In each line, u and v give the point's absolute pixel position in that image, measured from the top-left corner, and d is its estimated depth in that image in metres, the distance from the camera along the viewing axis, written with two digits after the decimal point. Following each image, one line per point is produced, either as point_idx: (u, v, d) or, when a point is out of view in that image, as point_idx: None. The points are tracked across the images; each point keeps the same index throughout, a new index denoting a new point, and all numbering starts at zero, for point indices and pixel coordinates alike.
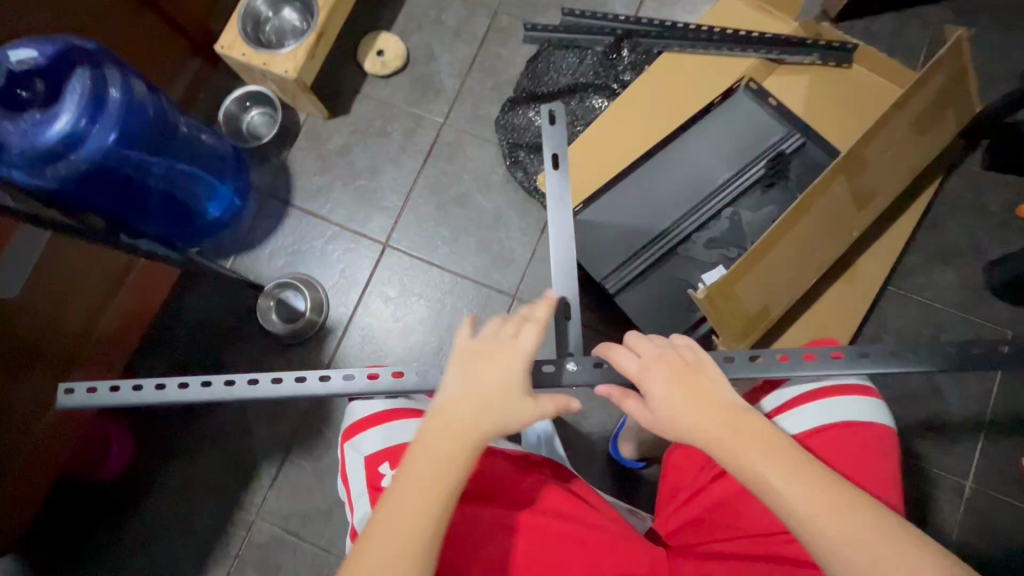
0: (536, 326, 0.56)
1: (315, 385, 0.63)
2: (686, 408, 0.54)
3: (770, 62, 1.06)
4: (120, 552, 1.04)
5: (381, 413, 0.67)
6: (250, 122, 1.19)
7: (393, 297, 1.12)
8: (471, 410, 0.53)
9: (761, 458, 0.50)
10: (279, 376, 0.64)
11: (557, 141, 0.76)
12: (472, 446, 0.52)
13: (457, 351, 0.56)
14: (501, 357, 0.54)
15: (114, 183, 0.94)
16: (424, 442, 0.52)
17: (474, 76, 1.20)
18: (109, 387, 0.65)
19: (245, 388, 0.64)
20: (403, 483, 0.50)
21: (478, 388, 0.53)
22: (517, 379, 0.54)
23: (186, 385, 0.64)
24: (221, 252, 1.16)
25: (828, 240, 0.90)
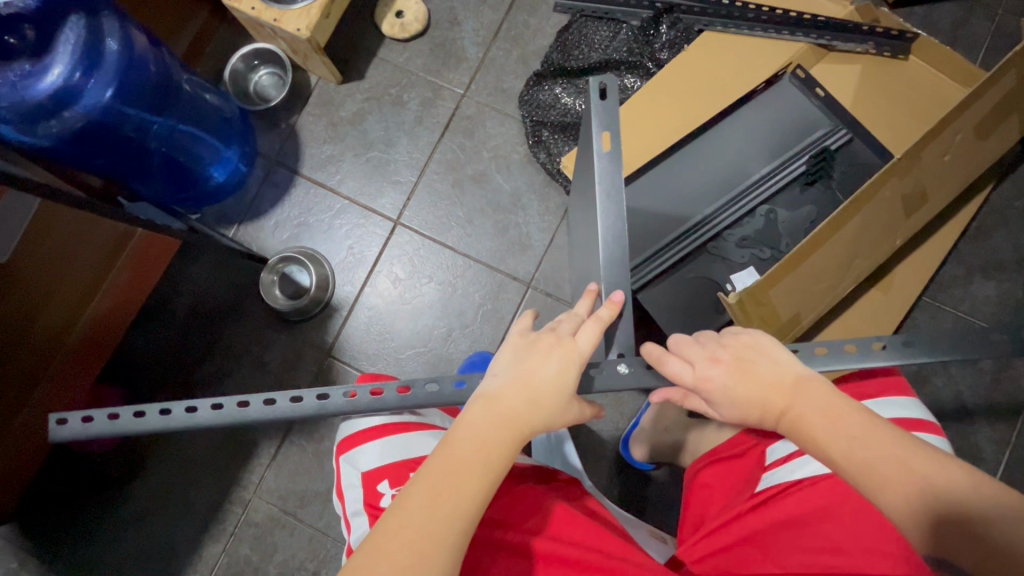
0: (596, 326, 0.55)
1: (338, 402, 0.59)
2: (747, 400, 0.52)
3: (819, 47, 0.99)
4: (116, 524, 1.03)
5: (382, 427, 0.64)
6: (258, 82, 1.12)
7: (402, 277, 1.08)
8: (522, 401, 0.50)
9: (825, 428, 0.48)
10: (299, 395, 0.59)
11: (607, 119, 0.68)
12: (516, 437, 0.50)
13: (513, 340, 0.55)
14: (558, 352, 0.52)
15: (113, 142, 0.88)
16: (469, 423, 0.50)
17: (498, 46, 1.12)
18: (108, 415, 0.60)
19: (260, 410, 0.59)
20: (444, 455, 0.48)
21: (531, 380, 0.51)
22: (571, 377, 0.52)
23: (195, 410, 0.59)
24: (224, 220, 1.10)
25: (871, 247, 0.85)
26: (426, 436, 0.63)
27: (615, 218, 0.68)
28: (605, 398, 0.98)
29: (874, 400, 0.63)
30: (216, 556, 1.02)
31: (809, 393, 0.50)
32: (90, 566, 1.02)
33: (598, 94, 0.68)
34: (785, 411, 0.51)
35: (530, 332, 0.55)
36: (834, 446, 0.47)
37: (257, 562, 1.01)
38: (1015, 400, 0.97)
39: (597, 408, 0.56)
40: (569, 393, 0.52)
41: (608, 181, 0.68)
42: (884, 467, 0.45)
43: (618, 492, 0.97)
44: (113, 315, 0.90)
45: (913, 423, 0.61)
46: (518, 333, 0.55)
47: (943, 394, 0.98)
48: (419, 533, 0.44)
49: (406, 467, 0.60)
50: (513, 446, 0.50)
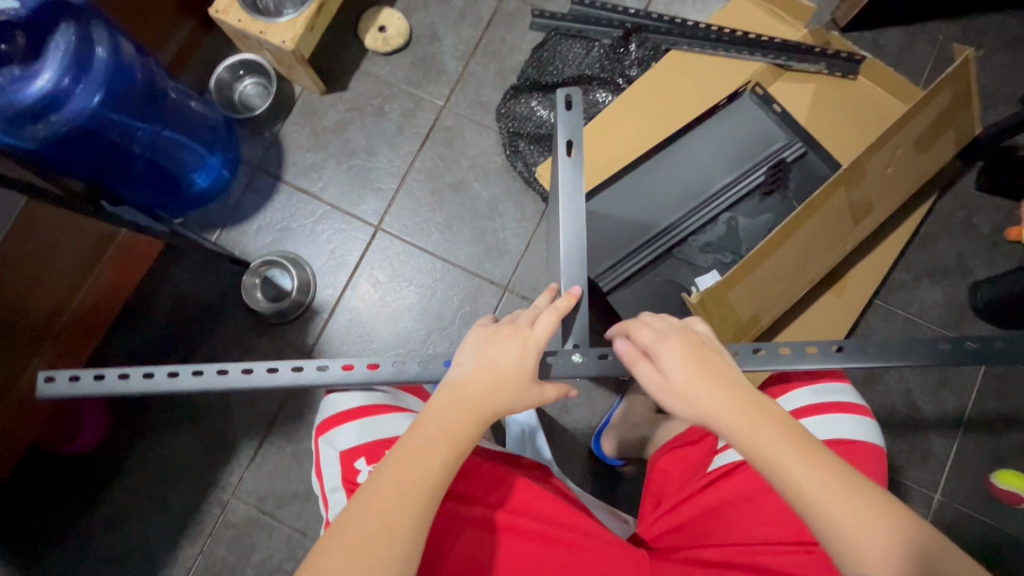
0: (553, 314, 0.58)
1: (312, 374, 0.64)
2: (699, 380, 0.52)
3: (776, 67, 1.06)
4: (90, 528, 1.02)
5: (362, 407, 0.67)
6: (242, 91, 1.14)
7: (383, 281, 1.11)
8: (485, 385, 0.54)
9: (773, 445, 0.49)
10: (274, 366, 0.64)
11: (573, 128, 0.73)
12: (479, 419, 0.53)
13: (476, 330, 0.58)
14: (515, 341, 0.56)
15: (97, 147, 0.90)
16: (433, 413, 0.53)
17: (477, 60, 1.17)
18: (92, 375, 0.65)
19: (239, 377, 0.64)
20: (414, 438, 0.51)
21: (492, 365, 0.55)
22: (529, 363, 0.56)
23: (176, 374, 0.64)
24: (207, 226, 1.12)
25: (823, 252, 0.91)
26: (402, 417, 0.66)
27: (575, 219, 0.73)
28: (578, 396, 1.02)
29: (814, 387, 0.69)
30: (192, 558, 1.02)
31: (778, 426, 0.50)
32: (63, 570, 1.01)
33: (563, 105, 0.73)
34: (748, 423, 0.50)
35: (492, 325, 0.58)
36: (804, 486, 0.48)
37: (234, 563, 1.02)
38: (961, 396, 1.03)
39: (569, 385, 0.59)
40: (529, 376, 0.55)
41: (572, 186, 0.73)
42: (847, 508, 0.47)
43: (591, 487, 1.00)
44: (99, 313, 0.91)
45: (847, 405, 0.67)
46: (481, 325, 0.59)
47: (895, 392, 1.04)
48: (388, 510, 0.47)
49: (382, 445, 0.63)
50: (476, 427, 0.53)
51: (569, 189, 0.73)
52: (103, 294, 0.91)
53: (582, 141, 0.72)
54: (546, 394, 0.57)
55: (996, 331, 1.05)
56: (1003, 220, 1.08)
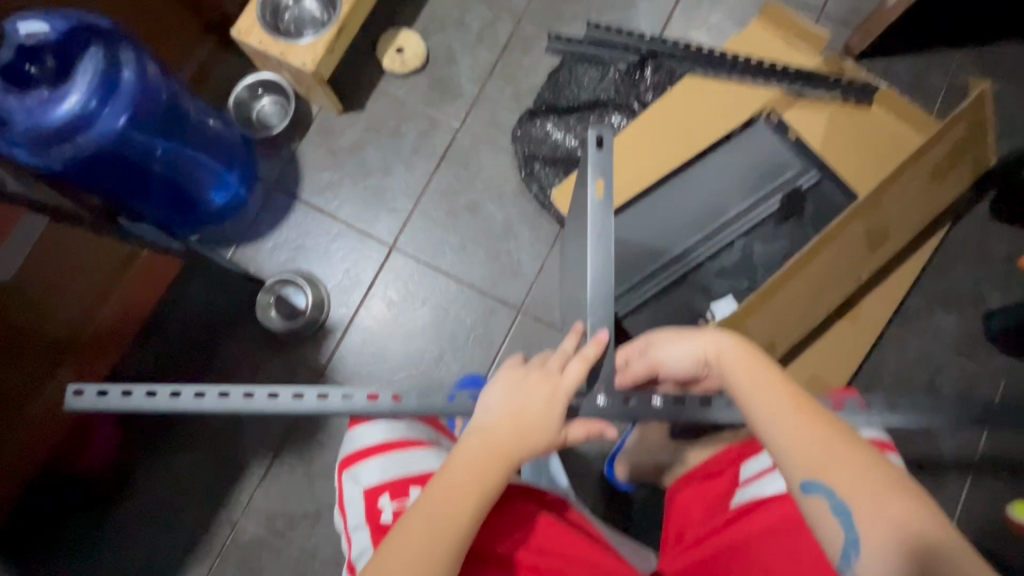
0: (582, 362, 0.58)
1: (336, 403, 0.63)
2: (698, 346, 0.62)
3: (791, 94, 1.07)
4: (97, 548, 1.02)
5: (385, 442, 0.67)
6: (260, 109, 1.15)
7: (397, 300, 1.11)
8: (513, 433, 0.55)
9: (765, 389, 0.56)
10: (301, 392, 0.64)
11: (603, 167, 0.70)
12: (506, 467, 0.54)
13: (506, 372, 0.59)
14: (545, 387, 0.57)
15: (118, 166, 0.91)
16: (464, 457, 0.54)
17: (493, 82, 1.18)
18: (120, 391, 0.64)
19: (264, 403, 0.63)
20: (444, 484, 0.53)
21: (521, 411, 0.55)
22: (557, 411, 0.56)
23: (203, 395, 0.64)
24: (222, 242, 1.13)
25: (839, 281, 0.91)
26: (425, 453, 0.66)
27: (603, 258, 0.69)
28: None
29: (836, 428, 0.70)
30: None
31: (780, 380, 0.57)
32: None
33: (594, 145, 0.70)
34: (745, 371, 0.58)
35: (523, 368, 0.59)
36: (780, 432, 0.53)
37: None
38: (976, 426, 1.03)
39: (603, 425, 0.62)
40: (556, 424, 0.56)
41: (601, 224, 0.70)
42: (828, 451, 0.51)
43: (603, 513, 0.99)
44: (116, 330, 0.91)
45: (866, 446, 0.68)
46: (510, 367, 0.59)
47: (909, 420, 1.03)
48: (420, 555, 0.49)
49: (406, 483, 0.63)
50: (506, 473, 0.54)
51: (595, 235, 0.69)
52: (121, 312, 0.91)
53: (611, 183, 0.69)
54: (574, 434, 0.59)
55: (1009, 360, 1.05)
56: (1017, 249, 1.08)
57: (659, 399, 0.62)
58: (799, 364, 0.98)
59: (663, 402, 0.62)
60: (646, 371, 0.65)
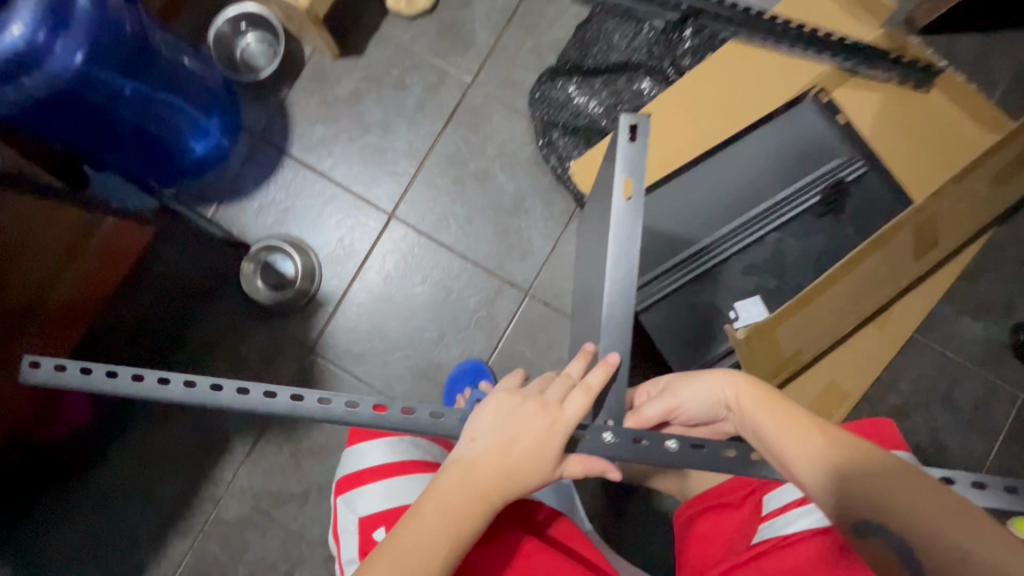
0: (584, 395, 0.51)
1: (312, 407, 0.53)
2: (711, 388, 0.57)
3: (844, 71, 0.95)
4: (72, 516, 0.97)
5: (385, 465, 0.66)
6: (245, 48, 1.01)
7: (394, 275, 1.02)
8: (499, 470, 0.49)
9: (781, 424, 0.51)
10: (274, 390, 0.53)
11: (633, 165, 0.60)
12: (488, 506, 0.49)
13: (497, 397, 0.52)
14: (542, 422, 0.50)
15: (77, 109, 0.77)
16: (442, 492, 0.49)
17: (511, 33, 1.05)
18: (80, 368, 0.54)
19: (233, 397, 0.53)
20: (414, 516, 0.48)
21: (511, 445, 0.49)
22: (554, 446, 0.50)
23: (167, 381, 0.53)
24: (202, 198, 1.02)
25: (880, 288, 0.84)
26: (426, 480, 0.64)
27: (626, 271, 0.61)
28: None
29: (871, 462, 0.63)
30: (182, 552, 0.98)
31: (789, 414, 0.52)
32: (46, 557, 0.96)
33: (625, 134, 0.60)
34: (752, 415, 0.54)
35: (519, 394, 0.52)
36: (807, 469, 0.49)
37: (226, 560, 0.98)
38: (988, 439, 1.00)
39: (607, 465, 0.53)
40: (551, 462, 0.50)
41: (626, 230, 0.61)
42: (859, 494, 0.47)
43: (602, 508, 0.97)
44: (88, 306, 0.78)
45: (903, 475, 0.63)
46: (504, 391, 0.53)
47: (922, 430, 1.00)
48: None
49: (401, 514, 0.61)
50: (486, 515, 0.49)
51: (617, 239, 0.61)
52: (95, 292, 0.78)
53: (643, 180, 0.60)
54: (570, 472, 0.52)
55: None
56: None
57: (673, 441, 0.54)
58: (821, 369, 0.92)
59: (679, 445, 0.54)
60: (661, 414, 0.60)
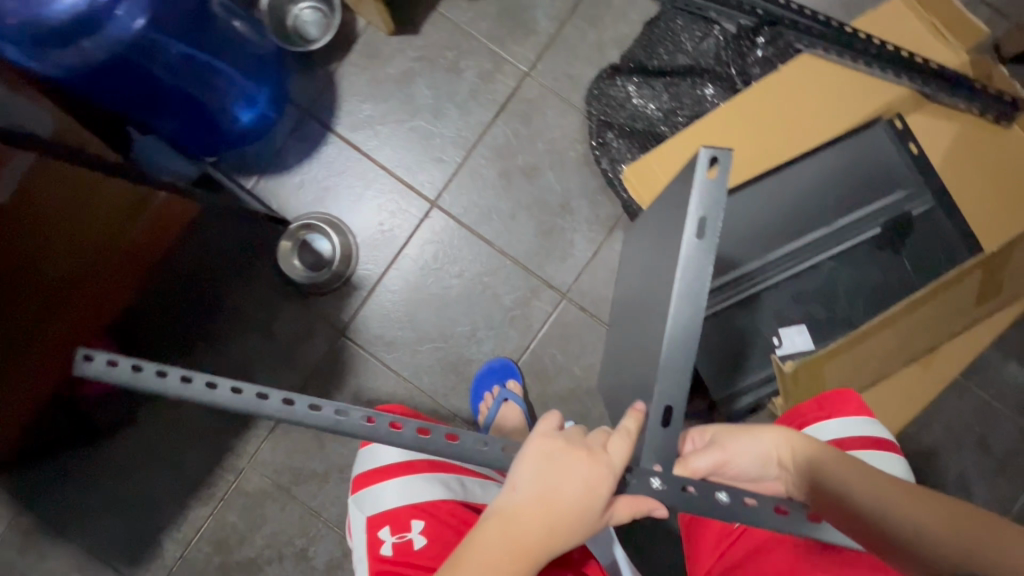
0: (625, 438, 0.48)
1: (358, 424, 0.48)
2: (763, 440, 0.56)
3: (921, 96, 0.91)
4: (100, 475, 0.99)
5: (392, 465, 0.66)
6: (298, 16, 0.98)
7: (432, 265, 1.00)
8: (541, 525, 0.45)
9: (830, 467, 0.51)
10: (319, 403, 0.49)
11: (710, 203, 0.54)
12: (531, 565, 0.45)
13: (535, 442, 0.47)
14: (590, 474, 0.46)
15: (132, 79, 0.75)
16: (479, 549, 0.45)
17: (574, 24, 1.00)
18: (131, 364, 0.50)
19: (278, 408, 0.48)
20: (452, 573, 0.45)
21: (553, 500, 0.45)
22: (599, 500, 0.46)
23: (215, 385, 0.49)
24: (244, 169, 1.00)
25: (936, 331, 0.82)
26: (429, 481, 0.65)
27: (686, 318, 0.55)
28: None
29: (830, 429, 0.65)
30: (202, 518, 1.00)
31: (823, 448, 0.53)
32: (74, 508, 0.99)
33: (705, 165, 0.54)
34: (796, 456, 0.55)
35: (561, 437, 0.47)
36: (862, 508, 0.47)
37: (244, 531, 0.99)
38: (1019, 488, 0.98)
39: (654, 503, 0.49)
40: (596, 516, 0.46)
41: (692, 273, 0.55)
42: (899, 520, 0.45)
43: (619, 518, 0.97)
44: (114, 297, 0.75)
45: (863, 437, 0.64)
46: (543, 433, 0.48)
47: (952, 474, 0.98)
48: None
49: (404, 515, 0.63)
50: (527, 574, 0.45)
51: (682, 280, 0.55)
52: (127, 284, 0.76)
53: (719, 220, 0.54)
54: (616, 518, 0.48)
55: None
56: None
57: (724, 493, 0.49)
58: None
59: (732, 497, 0.49)
60: (711, 467, 0.55)
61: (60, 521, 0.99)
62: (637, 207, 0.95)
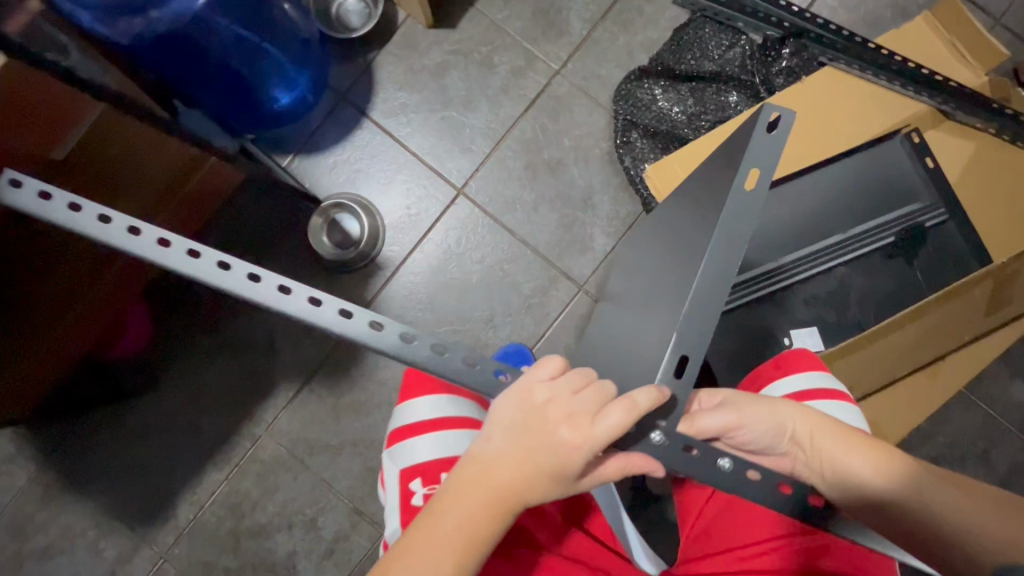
0: (622, 413, 0.45)
1: (421, 351, 0.48)
2: (777, 412, 0.57)
3: (940, 113, 0.94)
4: (121, 433, 1.03)
5: (431, 420, 0.68)
6: (342, 6, 1.02)
7: (455, 250, 1.03)
8: (516, 475, 0.47)
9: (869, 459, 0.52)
10: (382, 323, 0.47)
11: (763, 160, 0.51)
12: (504, 510, 0.47)
13: (520, 393, 0.48)
14: (572, 434, 0.46)
15: (188, 51, 0.80)
16: (458, 491, 0.48)
17: (606, 26, 1.04)
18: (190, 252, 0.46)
19: (339, 321, 0.46)
20: (433, 508, 0.48)
21: (531, 455, 0.47)
22: (580, 460, 0.46)
23: (281, 288, 0.46)
24: (280, 148, 1.04)
25: (947, 338, 0.83)
26: (463, 436, 0.67)
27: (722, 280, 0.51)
28: None
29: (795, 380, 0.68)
30: (217, 483, 1.02)
31: (842, 433, 0.55)
32: (94, 465, 1.02)
33: (765, 124, 0.50)
34: (816, 437, 0.55)
35: (549, 391, 0.48)
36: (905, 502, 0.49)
37: (256, 498, 1.02)
38: None
39: (650, 465, 0.49)
40: (573, 475, 0.47)
41: (734, 231, 0.51)
42: (943, 514, 0.48)
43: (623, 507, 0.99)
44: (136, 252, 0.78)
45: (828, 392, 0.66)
46: (535, 385, 0.48)
47: None
48: None
49: (439, 467, 0.65)
50: (503, 522, 0.48)
51: (721, 237, 0.51)
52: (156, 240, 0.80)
53: (773, 176, 0.50)
54: (605, 472, 0.48)
55: None
56: None
57: (727, 460, 0.49)
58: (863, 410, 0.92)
59: (735, 464, 0.49)
60: (719, 428, 0.56)
61: (79, 477, 1.02)
62: (654, 203, 0.98)
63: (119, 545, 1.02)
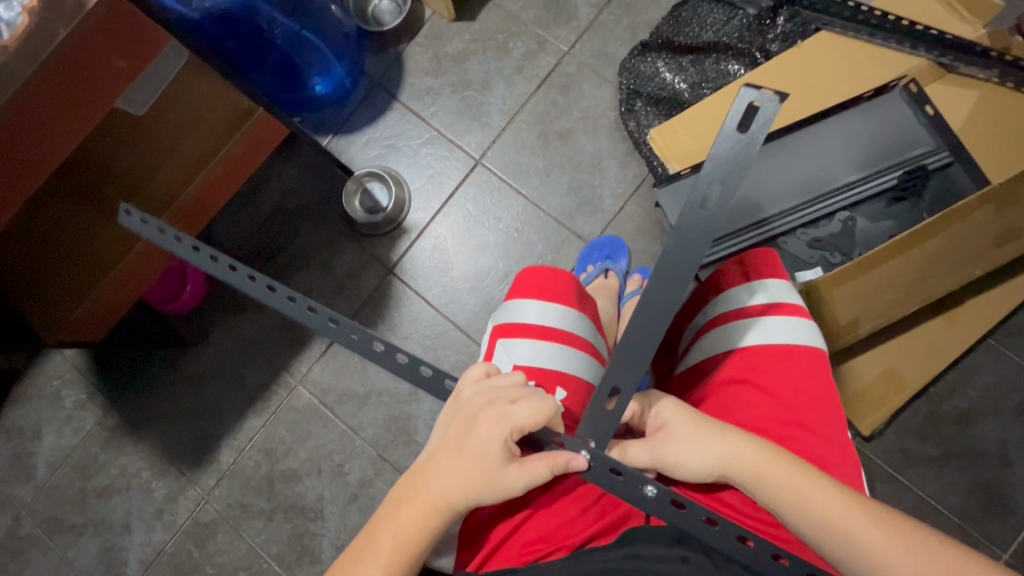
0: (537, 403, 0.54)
1: (357, 342, 0.59)
2: (715, 439, 0.57)
3: (939, 66, 0.95)
4: (167, 384, 1.14)
5: (511, 324, 0.73)
6: (376, 7, 1.18)
7: (473, 215, 1.12)
8: (449, 466, 0.53)
9: (822, 526, 0.52)
10: (335, 317, 0.59)
11: (728, 166, 0.51)
12: (439, 505, 0.52)
13: (455, 392, 0.58)
14: (486, 420, 0.53)
15: (245, 33, 0.93)
16: (408, 486, 0.54)
17: (611, 11, 1.14)
18: (208, 255, 0.60)
19: (301, 310, 0.59)
20: (387, 503, 0.54)
21: (459, 445, 0.54)
22: (498, 448, 0.52)
23: (252, 278, 0.59)
24: (321, 128, 1.17)
25: (947, 272, 0.84)
26: (528, 345, 0.71)
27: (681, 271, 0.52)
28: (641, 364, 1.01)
29: (750, 287, 0.71)
30: (255, 429, 1.11)
31: (794, 488, 0.53)
32: (149, 413, 1.14)
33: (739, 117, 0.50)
34: (754, 468, 0.55)
35: (474, 387, 0.57)
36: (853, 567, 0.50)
37: (290, 443, 1.10)
38: None
39: (570, 454, 0.52)
40: (496, 463, 0.52)
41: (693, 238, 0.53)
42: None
43: None
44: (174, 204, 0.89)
45: (781, 307, 0.68)
46: (472, 383, 0.57)
47: (986, 439, 0.96)
48: None
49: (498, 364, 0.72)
50: (435, 524, 0.52)
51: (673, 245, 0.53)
52: (198, 191, 0.90)
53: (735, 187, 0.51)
54: (534, 467, 0.52)
55: None
56: None
57: (652, 487, 0.50)
58: (868, 357, 0.93)
59: (659, 493, 0.50)
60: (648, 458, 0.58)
61: (139, 423, 1.14)
62: (671, 168, 1.01)
63: (168, 486, 1.12)
